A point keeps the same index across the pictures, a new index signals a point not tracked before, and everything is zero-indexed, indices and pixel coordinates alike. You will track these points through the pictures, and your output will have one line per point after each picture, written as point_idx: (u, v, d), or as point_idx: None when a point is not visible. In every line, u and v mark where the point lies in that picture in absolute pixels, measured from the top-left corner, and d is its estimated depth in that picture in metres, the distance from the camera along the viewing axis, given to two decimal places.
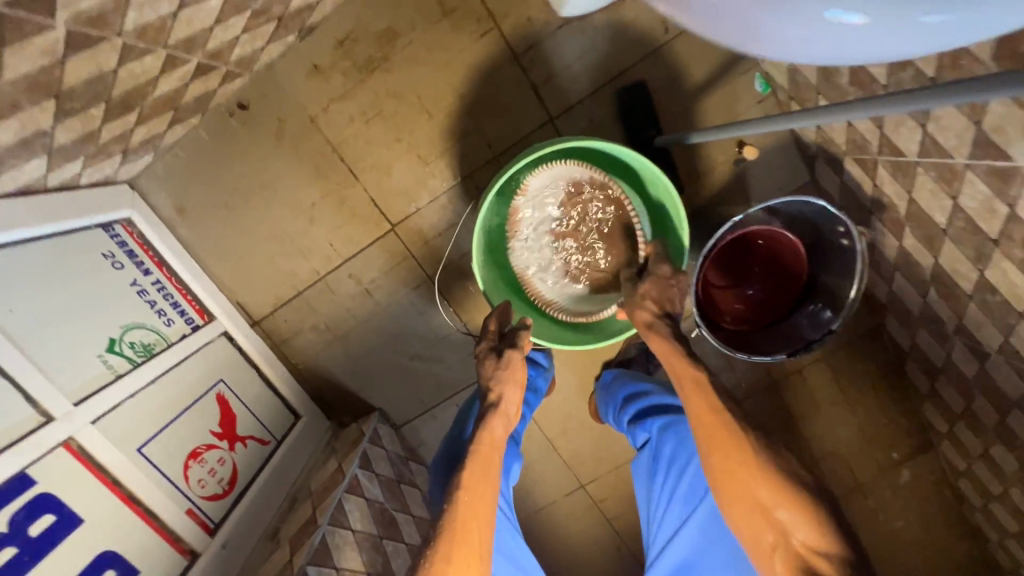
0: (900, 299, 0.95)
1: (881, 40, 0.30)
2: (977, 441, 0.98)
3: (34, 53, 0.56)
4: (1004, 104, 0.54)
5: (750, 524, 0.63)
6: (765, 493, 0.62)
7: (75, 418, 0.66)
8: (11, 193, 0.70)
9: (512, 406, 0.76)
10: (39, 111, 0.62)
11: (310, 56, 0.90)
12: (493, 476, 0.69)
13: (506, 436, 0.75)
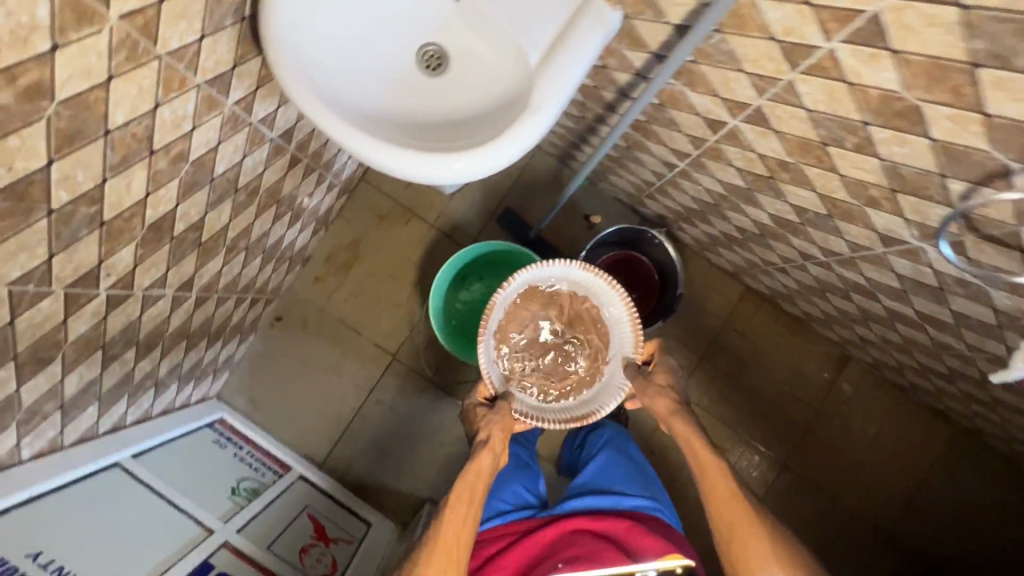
0: (736, 264, 1.36)
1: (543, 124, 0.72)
2: (849, 331, 1.31)
3: (185, 318, 1.04)
4: (655, 145, 1.04)
5: None
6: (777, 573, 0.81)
7: (225, 529, 0.99)
8: (157, 413, 1.14)
9: (499, 442, 0.95)
10: (179, 351, 1.09)
11: (311, 274, 1.42)
12: (473, 503, 0.89)
13: (493, 467, 0.93)
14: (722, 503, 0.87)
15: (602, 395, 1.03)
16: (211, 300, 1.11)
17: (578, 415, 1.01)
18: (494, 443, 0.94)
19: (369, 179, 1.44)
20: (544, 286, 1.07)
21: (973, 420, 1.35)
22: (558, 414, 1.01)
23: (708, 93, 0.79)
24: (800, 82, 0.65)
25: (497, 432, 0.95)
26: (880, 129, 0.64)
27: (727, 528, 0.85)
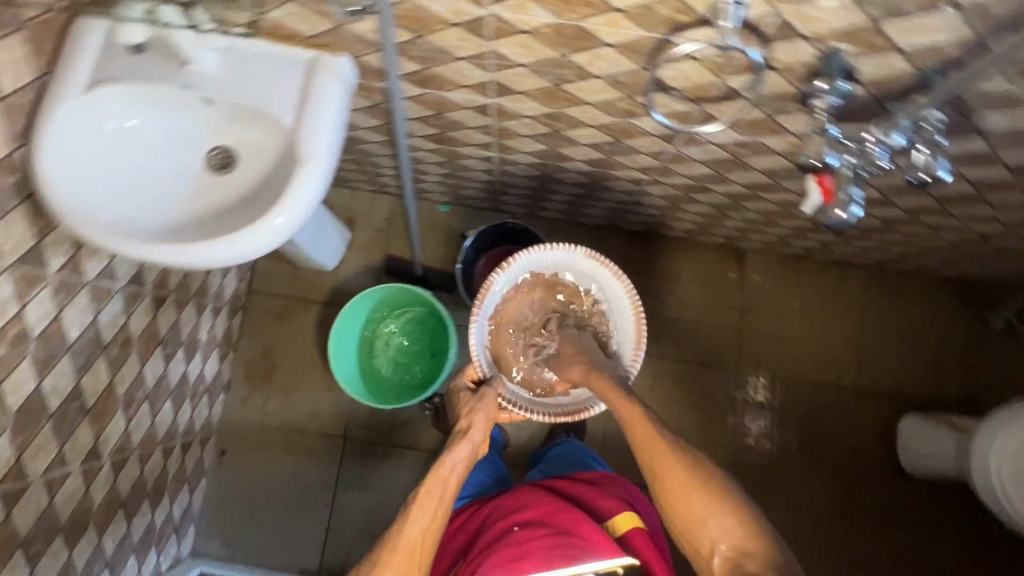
0: (606, 216, 1.45)
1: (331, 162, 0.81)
2: (725, 227, 1.40)
3: (109, 489, 1.04)
4: (466, 148, 1.13)
5: (685, 511, 0.86)
6: (699, 503, 0.85)
7: None
8: None
9: (477, 434, 1.05)
10: (119, 523, 1.09)
11: (237, 397, 1.44)
12: (442, 502, 0.96)
13: (469, 458, 1.02)
14: (660, 464, 0.90)
15: (591, 395, 1.16)
16: (132, 462, 1.11)
17: (571, 411, 1.14)
18: (474, 434, 1.05)
19: (257, 289, 1.49)
20: (544, 269, 1.18)
21: (867, 256, 1.46)
22: (549, 408, 1.14)
23: (457, 87, 0.88)
24: (499, 47, 0.75)
25: (479, 423, 1.05)
26: (576, 55, 0.74)
27: (667, 492, 0.88)
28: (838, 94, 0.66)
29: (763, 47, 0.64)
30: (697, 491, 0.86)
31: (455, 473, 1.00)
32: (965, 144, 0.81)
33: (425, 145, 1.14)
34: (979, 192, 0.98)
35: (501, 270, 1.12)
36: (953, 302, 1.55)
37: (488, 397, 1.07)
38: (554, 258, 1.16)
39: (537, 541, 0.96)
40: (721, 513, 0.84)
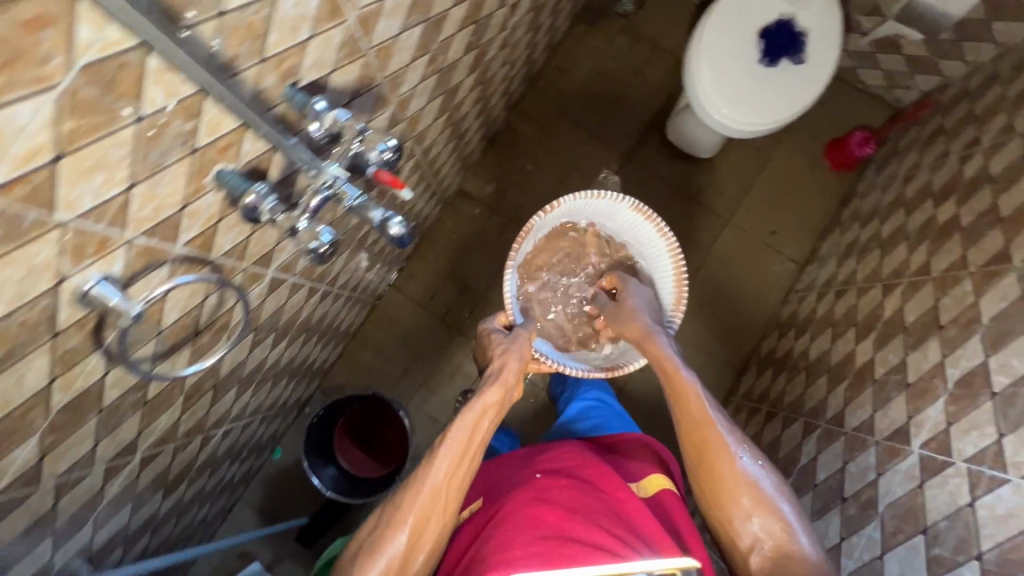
0: (361, 306, 1.39)
1: None
2: (424, 209, 1.37)
3: None
4: (203, 453, 1.03)
5: (728, 507, 0.84)
6: (748, 501, 0.83)
7: None
8: None
9: (511, 374, 1.00)
10: None
11: None
12: (475, 455, 0.91)
13: (501, 401, 0.97)
14: (709, 448, 0.89)
15: (627, 352, 1.17)
16: None
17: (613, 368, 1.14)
18: (511, 373, 1.00)
19: None
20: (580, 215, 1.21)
21: (515, 89, 1.47)
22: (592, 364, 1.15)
23: (101, 491, 0.77)
24: (53, 471, 0.64)
25: (513, 364, 1.01)
26: (105, 399, 0.65)
27: (715, 477, 0.87)
28: (268, 194, 0.60)
29: (179, 247, 0.59)
30: (744, 488, 0.84)
31: (488, 415, 0.95)
32: (409, 41, 0.79)
33: (178, 493, 1.03)
34: (480, 18, 0.97)
35: (545, 214, 1.14)
36: (592, 31, 1.61)
37: (522, 335, 1.07)
38: (600, 204, 1.18)
39: (560, 490, 0.88)
40: (764, 511, 0.82)
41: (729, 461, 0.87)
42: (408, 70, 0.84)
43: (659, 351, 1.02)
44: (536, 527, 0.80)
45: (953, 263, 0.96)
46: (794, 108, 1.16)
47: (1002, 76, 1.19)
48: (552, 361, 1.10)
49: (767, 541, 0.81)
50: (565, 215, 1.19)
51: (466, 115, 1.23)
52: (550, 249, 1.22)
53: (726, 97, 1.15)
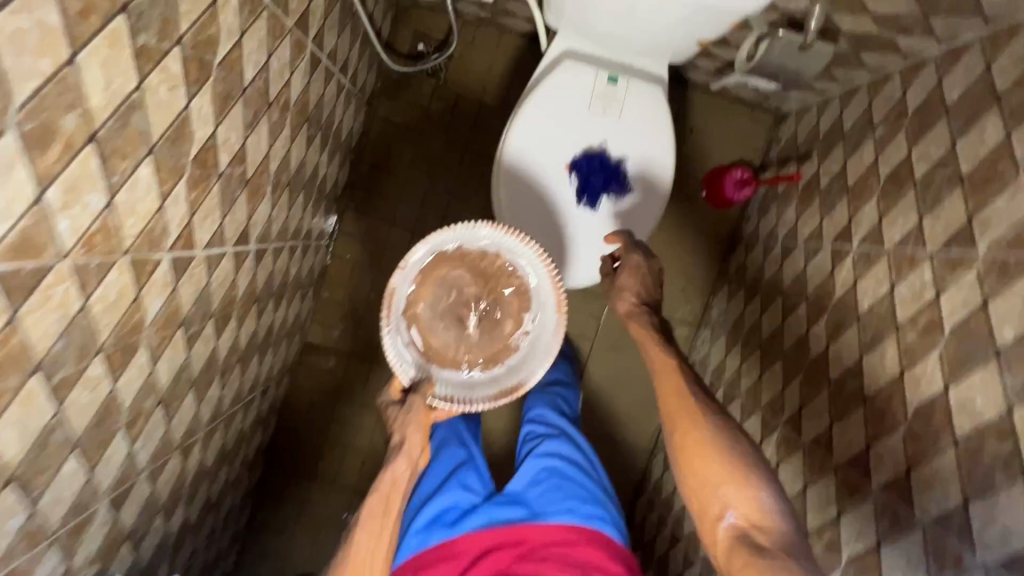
0: (236, 518, 1.27)
1: None
2: (259, 411, 1.19)
3: None
4: None
5: (703, 485, 0.69)
6: (729, 485, 0.68)
7: None
8: None
9: (416, 439, 0.84)
10: None
11: None
12: (390, 526, 0.80)
13: (408, 471, 0.83)
14: (680, 422, 0.73)
15: (528, 359, 0.88)
16: None
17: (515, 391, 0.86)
18: (412, 448, 0.83)
19: None
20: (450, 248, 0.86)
21: (319, 228, 1.19)
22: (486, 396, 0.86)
23: None
24: None
25: (414, 430, 0.84)
26: None
27: (686, 451, 0.71)
28: None
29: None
30: (723, 461, 0.69)
31: (396, 485, 0.82)
32: (62, 482, 0.58)
33: None
34: (184, 313, 0.73)
35: (402, 267, 0.85)
36: (399, 107, 1.30)
37: (417, 408, 0.83)
38: (468, 237, 0.86)
39: None
40: (739, 487, 0.67)
41: (717, 456, 0.69)
42: (92, 477, 0.64)
43: (644, 330, 0.80)
44: None
45: (821, 438, 0.84)
46: (588, 272, 0.92)
47: (874, 126, 0.96)
48: (458, 402, 0.84)
49: (743, 526, 0.65)
50: (428, 253, 0.86)
51: (250, 335, 1.00)
52: (424, 286, 0.87)
53: (518, 218, 0.90)
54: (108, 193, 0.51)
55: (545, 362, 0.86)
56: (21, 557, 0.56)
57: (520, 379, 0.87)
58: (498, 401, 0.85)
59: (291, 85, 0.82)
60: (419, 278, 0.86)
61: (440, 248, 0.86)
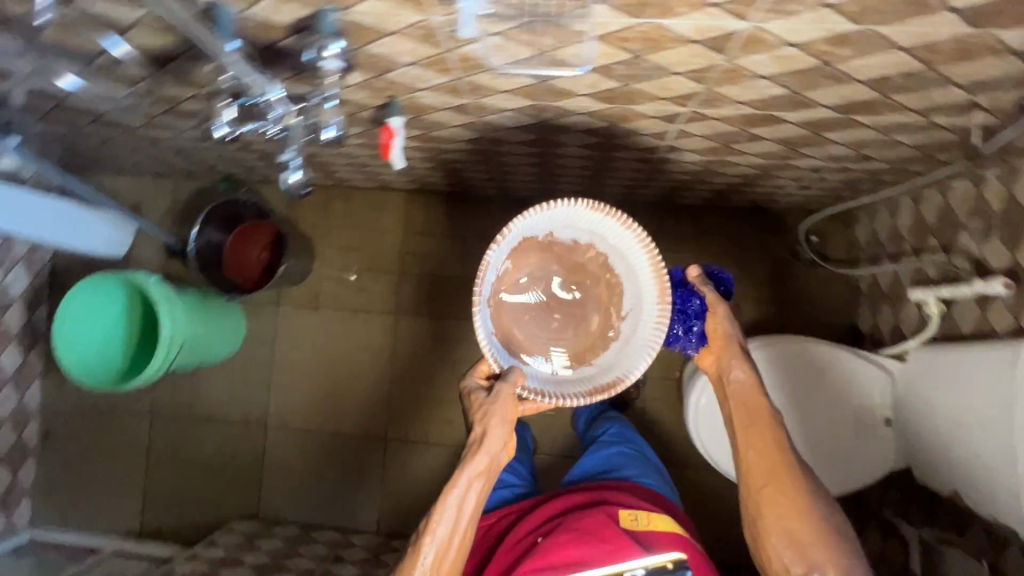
0: (367, 178, 1.41)
1: None
2: (476, 179, 1.34)
3: None
4: (146, 129, 1.11)
5: (777, 529, 0.79)
6: (806, 533, 0.78)
7: None
8: None
9: (500, 430, 0.83)
10: None
11: (54, 383, 1.56)
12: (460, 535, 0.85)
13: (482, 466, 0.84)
14: (778, 477, 0.80)
15: (625, 354, 0.79)
16: None
17: (607, 386, 0.77)
18: (492, 444, 0.84)
19: (57, 280, 1.56)
20: (557, 237, 0.80)
21: (643, 194, 1.34)
22: (582, 385, 0.77)
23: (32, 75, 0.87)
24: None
25: (497, 429, 0.83)
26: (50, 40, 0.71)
27: (779, 508, 0.79)
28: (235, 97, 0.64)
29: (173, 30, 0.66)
30: (808, 517, 0.79)
31: (476, 486, 0.85)
32: (506, 77, 0.73)
33: (109, 130, 1.12)
34: (622, 124, 0.89)
35: (497, 241, 0.75)
36: (758, 233, 1.43)
37: (507, 395, 0.79)
38: (577, 228, 0.78)
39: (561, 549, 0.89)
40: (823, 550, 0.77)
41: (795, 490, 0.80)
42: (498, 92, 0.79)
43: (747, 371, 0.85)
44: None
45: None
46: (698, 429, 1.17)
47: None
48: (547, 396, 0.76)
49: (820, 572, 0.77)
50: (519, 236, 0.78)
51: (564, 165, 1.15)
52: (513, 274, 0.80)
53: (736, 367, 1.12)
54: (763, 75, 0.67)
55: (643, 359, 0.77)
56: (453, 64, 0.70)
57: (621, 372, 0.77)
58: (594, 397, 0.76)
59: (803, 158, 0.99)
60: (513, 252, 0.78)
61: (529, 232, 0.78)
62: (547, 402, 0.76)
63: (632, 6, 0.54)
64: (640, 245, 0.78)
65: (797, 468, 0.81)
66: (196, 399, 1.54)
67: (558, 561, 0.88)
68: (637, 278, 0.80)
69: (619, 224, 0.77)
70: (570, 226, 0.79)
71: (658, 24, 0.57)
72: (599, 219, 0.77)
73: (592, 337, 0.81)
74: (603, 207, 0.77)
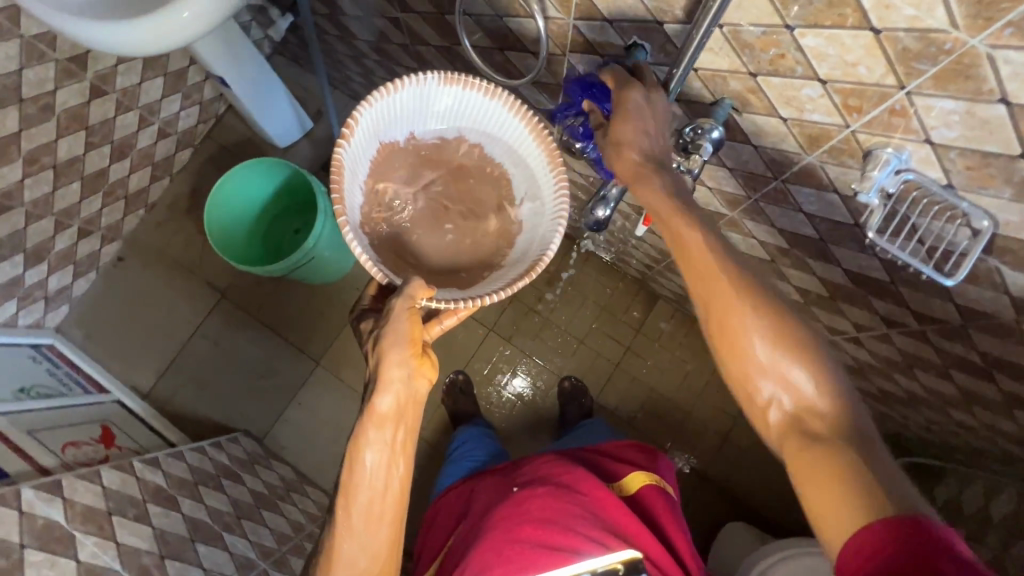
0: None
1: (167, 23, 0.86)
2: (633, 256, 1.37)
3: (5, 224, 1.20)
4: (401, 69, 1.17)
5: (745, 367, 0.58)
6: (792, 367, 0.56)
7: (12, 423, 1.09)
8: None
9: (394, 353, 0.71)
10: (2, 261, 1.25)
11: (154, 218, 1.57)
12: (385, 506, 0.74)
13: (388, 403, 0.71)
14: (734, 296, 0.58)
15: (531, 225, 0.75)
16: (25, 225, 1.25)
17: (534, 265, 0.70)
18: (392, 370, 0.71)
19: (214, 136, 1.60)
20: (413, 134, 0.75)
21: None
22: (497, 284, 0.71)
23: None
24: None
25: (393, 355, 0.70)
26: None
27: (740, 337, 0.57)
28: None
29: (569, 52, 0.73)
30: (788, 340, 0.56)
31: (386, 432, 0.72)
32: (794, 221, 0.77)
33: (370, 51, 1.18)
34: (836, 301, 0.92)
35: (347, 137, 0.67)
36: None
37: (404, 311, 0.69)
38: (427, 108, 0.73)
39: (536, 503, 0.84)
40: (794, 365, 0.56)
41: (765, 311, 0.57)
42: (767, 223, 0.83)
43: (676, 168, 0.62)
44: (514, 543, 0.79)
45: None
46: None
47: None
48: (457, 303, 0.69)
49: (797, 400, 0.56)
50: (376, 138, 0.72)
51: None
52: (378, 189, 0.75)
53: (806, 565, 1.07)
54: None
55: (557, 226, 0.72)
56: (764, 188, 0.74)
57: (538, 252, 0.72)
58: (514, 286, 0.69)
59: (961, 411, 1.01)
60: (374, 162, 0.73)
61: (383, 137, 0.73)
62: (461, 305, 0.69)
63: (998, 247, 0.57)
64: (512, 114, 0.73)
65: (755, 294, 0.57)
66: (268, 302, 1.53)
67: (533, 515, 0.82)
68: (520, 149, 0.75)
69: (481, 94, 0.72)
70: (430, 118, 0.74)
71: (995, 269, 0.60)
72: (460, 90, 0.72)
73: (493, 236, 0.77)
74: (458, 80, 0.71)
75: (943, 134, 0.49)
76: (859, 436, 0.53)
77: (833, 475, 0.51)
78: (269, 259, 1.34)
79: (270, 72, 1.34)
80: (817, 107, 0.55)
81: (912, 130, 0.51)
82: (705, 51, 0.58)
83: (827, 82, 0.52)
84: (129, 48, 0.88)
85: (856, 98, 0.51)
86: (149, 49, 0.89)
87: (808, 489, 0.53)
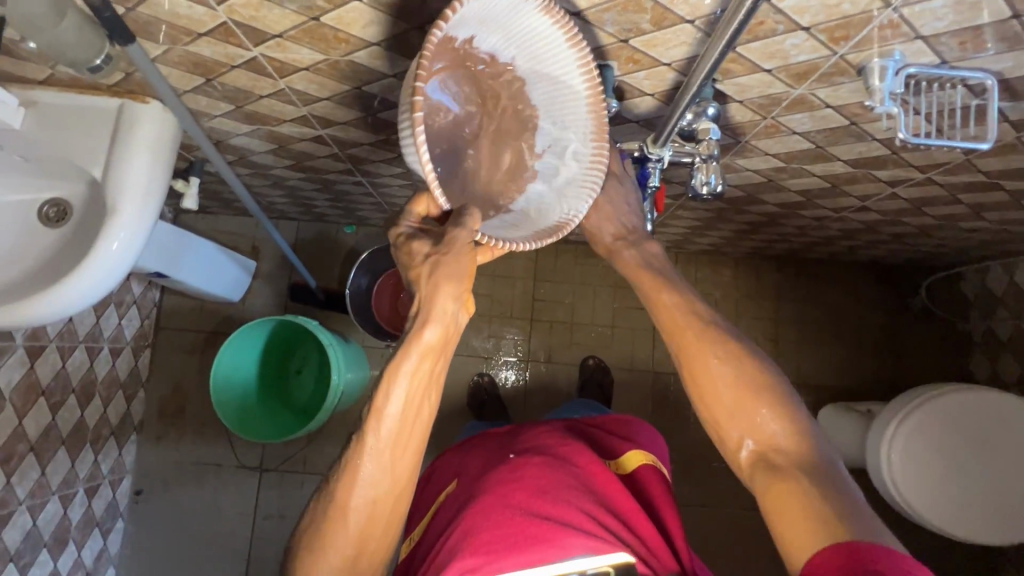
0: None
1: (102, 264, 0.76)
2: None
3: (16, 530, 1.08)
4: (332, 176, 1.11)
5: (727, 413, 0.59)
6: (765, 411, 0.57)
7: None
8: None
9: (443, 302, 0.55)
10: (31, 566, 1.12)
11: (150, 434, 1.44)
12: (417, 433, 0.57)
13: (434, 333, 0.55)
14: (694, 344, 0.61)
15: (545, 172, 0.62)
16: (35, 519, 1.12)
17: (553, 230, 0.60)
18: (443, 304, 0.56)
19: (164, 325, 1.48)
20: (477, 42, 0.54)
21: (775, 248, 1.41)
22: (523, 230, 0.60)
23: (284, 121, 0.87)
24: (307, 90, 0.75)
25: (441, 297, 0.56)
26: (369, 86, 0.72)
27: (709, 391, 0.60)
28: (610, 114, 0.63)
29: None
30: (762, 394, 0.58)
31: (425, 365, 0.56)
32: (789, 143, 0.79)
33: (292, 172, 1.11)
34: (840, 186, 0.95)
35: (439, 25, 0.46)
36: (870, 287, 1.52)
37: (463, 245, 0.56)
38: (509, 24, 0.52)
39: (535, 468, 0.71)
40: (770, 409, 0.57)
41: (742, 355, 0.59)
42: (760, 155, 0.85)
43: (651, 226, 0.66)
44: (505, 506, 0.66)
45: None
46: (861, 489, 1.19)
47: None
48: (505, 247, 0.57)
49: (765, 446, 0.56)
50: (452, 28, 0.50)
51: (732, 219, 1.20)
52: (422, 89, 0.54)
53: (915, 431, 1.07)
54: None
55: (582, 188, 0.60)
56: (755, 129, 0.75)
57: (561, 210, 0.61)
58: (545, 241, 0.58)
59: (972, 221, 1.08)
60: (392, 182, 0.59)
61: (451, 32, 0.51)
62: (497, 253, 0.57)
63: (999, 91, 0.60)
64: (582, 72, 0.55)
65: (724, 342, 0.60)
66: (308, 451, 1.45)
67: (531, 482, 0.68)
68: (568, 108, 0.59)
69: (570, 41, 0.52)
70: (509, 36, 0.54)
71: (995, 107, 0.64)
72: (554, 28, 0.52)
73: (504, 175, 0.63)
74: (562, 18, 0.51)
75: (933, 27, 0.51)
76: (819, 471, 0.53)
77: (801, 506, 0.51)
78: (287, 412, 1.27)
79: (201, 241, 1.26)
80: (803, 50, 0.56)
81: (902, 34, 0.53)
82: (680, 46, 0.57)
83: (811, 27, 0.52)
84: (69, 309, 0.77)
85: (844, 29, 0.52)
86: (96, 299, 0.79)
87: (781, 523, 0.51)
